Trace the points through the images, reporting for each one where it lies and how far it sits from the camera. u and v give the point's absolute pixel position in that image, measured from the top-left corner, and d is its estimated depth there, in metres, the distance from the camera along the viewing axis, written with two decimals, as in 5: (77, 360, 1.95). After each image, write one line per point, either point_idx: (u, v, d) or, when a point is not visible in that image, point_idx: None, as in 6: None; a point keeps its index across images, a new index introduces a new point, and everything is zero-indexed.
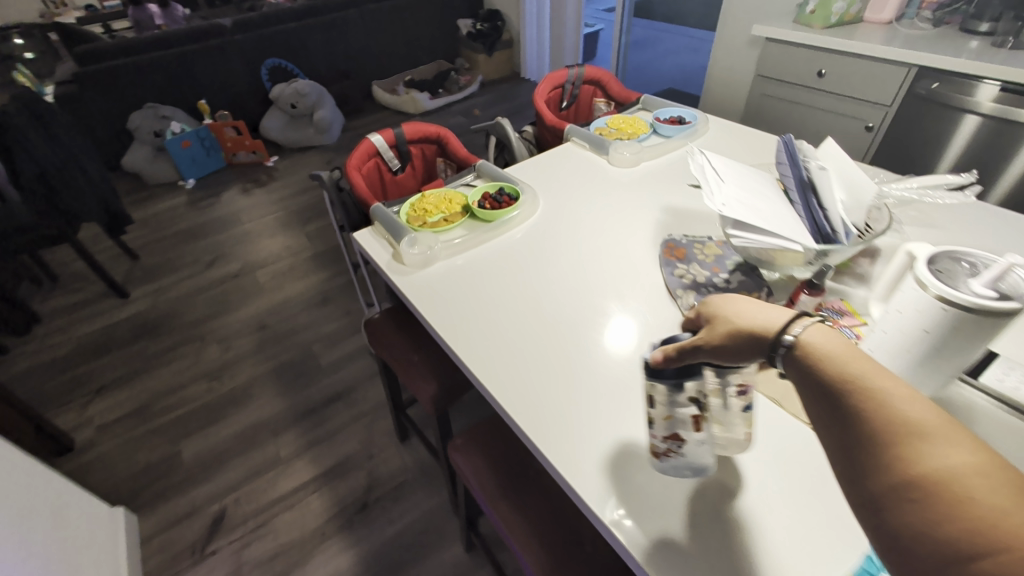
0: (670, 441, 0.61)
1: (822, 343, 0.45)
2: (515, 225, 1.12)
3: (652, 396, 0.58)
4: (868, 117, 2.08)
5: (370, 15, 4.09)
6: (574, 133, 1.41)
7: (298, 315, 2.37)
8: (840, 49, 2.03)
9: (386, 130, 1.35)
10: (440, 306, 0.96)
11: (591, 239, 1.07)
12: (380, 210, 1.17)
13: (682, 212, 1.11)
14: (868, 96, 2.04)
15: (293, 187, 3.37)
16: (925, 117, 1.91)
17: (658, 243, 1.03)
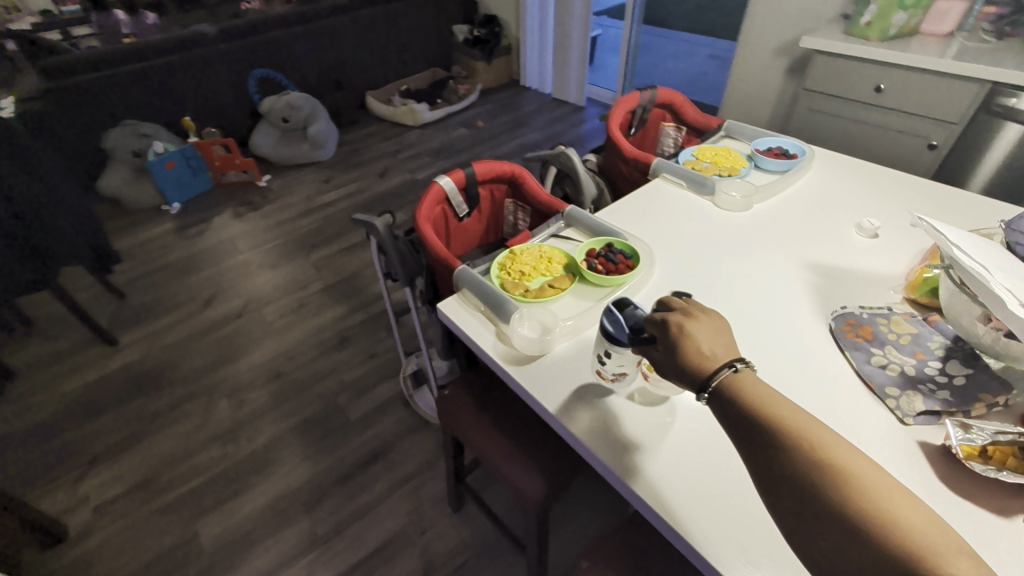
0: (616, 373, 0.76)
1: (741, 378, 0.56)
2: (637, 291, 0.92)
3: (609, 351, 0.74)
4: (933, 136, 1.95)
5: (362, 21, 3.82)
6: (666, 170, 1.25)
7: (315, 361, 2.13)
8: (903, 63, 1.89)
9: (455, 171, 1.16)
10: (556, 398, 0.78)
11: (737, 307, 0.88)
12: (467, 274, 0.96)
13: (835, 273, 0.94)
14: (933, 114, 1.91)
15: (292, 210, 3.11)
16: (1001, 138, 1.79)
17: (827, 315, 0.84)
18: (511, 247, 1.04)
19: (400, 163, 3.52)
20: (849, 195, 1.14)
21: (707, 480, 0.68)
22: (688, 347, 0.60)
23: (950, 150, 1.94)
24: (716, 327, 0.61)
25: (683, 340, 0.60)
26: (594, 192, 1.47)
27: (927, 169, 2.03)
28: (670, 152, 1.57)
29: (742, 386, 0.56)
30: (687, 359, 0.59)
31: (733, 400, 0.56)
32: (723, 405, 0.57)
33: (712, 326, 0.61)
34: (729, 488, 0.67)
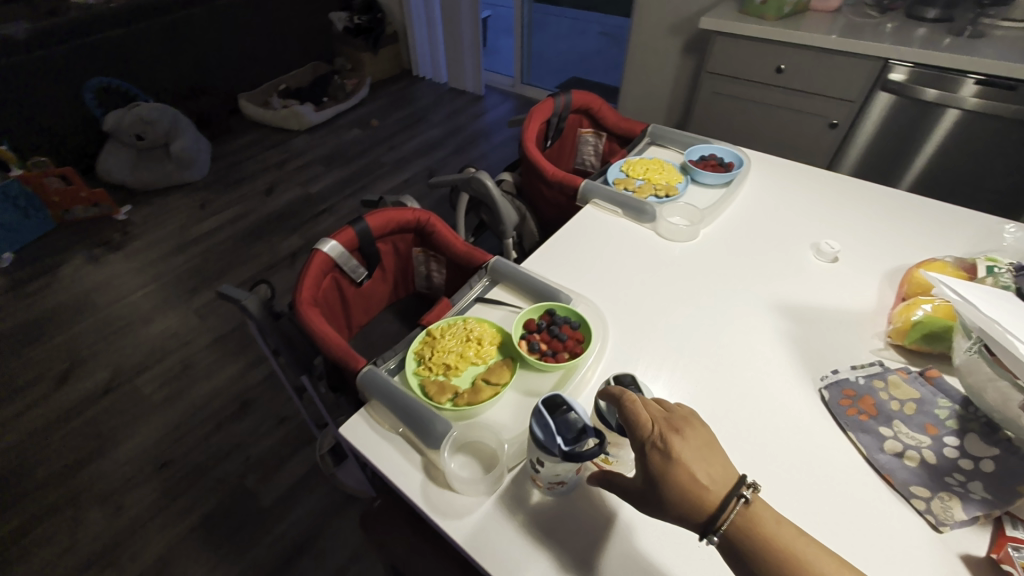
0: (552, 483, 0.57)
1: (763, 521, 0.46)
2: (593, 377, 0.74)
3: (540, 459, 0.53)
4: (833, 115, 1.80)
5: (222, 13, 3.22)
6: (598, 195, 1.08)
7: (210, 440, 1.73)
8: (800, 42, 1.71)
9: (343, 231, 0.90)
10: (491, 551, 0.57)
11: (716, 381, 0.72)
12: (374, 379, 0.73)
13: (804, 315, 0.82)
14: (832, 94, 1.76)
15: (161, 246, 2.61)
16: (891, 112, 1.68)
17: (817, 384, 0.71)
18: (429, 327, 0.82)
19: (288, 176, 3.09)
20: (797, 210, 1.02)
21: None
22: (679, 478, 0.48)
23: (852, 130, 1.80)
24: (705, 443, 0.50)
25: (673, 466, 0.48)
26: (515, 219, 1.27)
27: (829, 153, 1.90)
28: (592, 161, 1.41)
29: (758, 529, 0.45)
30: (686, 493, 0.47)
31: (753, 556, 0.45)
32: (734, 552, 0.46)
33: (701, 442, 0.50)
34: None
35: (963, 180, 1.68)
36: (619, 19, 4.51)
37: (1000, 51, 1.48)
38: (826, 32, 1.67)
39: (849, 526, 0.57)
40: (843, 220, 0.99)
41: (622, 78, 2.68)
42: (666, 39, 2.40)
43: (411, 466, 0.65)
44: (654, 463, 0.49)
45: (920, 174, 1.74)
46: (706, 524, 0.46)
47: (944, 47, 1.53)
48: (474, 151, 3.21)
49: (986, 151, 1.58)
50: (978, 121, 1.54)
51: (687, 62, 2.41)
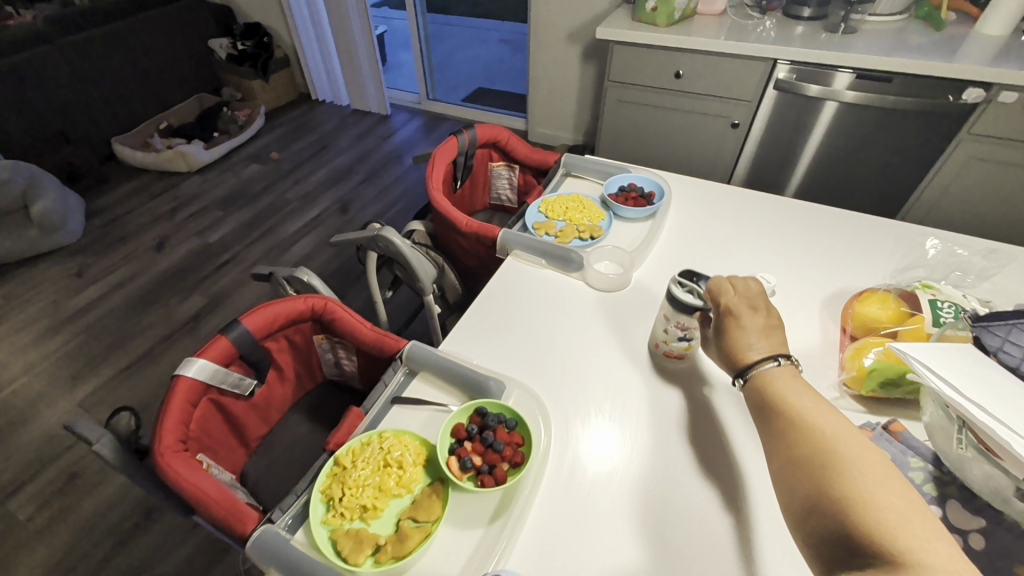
0: None
1: (779, 376, 0.55)
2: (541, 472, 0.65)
3: None
4: (734, 115, 1.76)
5: (74, 50, 2.81)
6: (518, 246, 0.96)
7: (109, 565, 1.46)
8: (693, 48, 1.66)
9: (218, 341, 0.73)
10: None
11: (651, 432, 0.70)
12: (269, 547, 0.58)
13: None
14: (730, 95, 1.72)
15: (30, 329, 2.21)
16: (779, 109, 1.68)
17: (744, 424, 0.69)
18: (336, 454, 0.67)
19: (181, 226, 2.75)
20: (720, 237, 0.97)
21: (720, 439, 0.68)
22: (736, 340, 0.60)
23: (751, 129, 1.78)
24: (772, 324, 0.60)
25: (735, 328, 0.60)
26: (433, 272, 1.13)
27: (733, 155, 1.87)
28: (508, 195, 1.30)
29: (767, 381, 0.55)
30: (730, 348, 0.60)
31: (757, 398, 0.55)
32: (751, 392, 0.56)
33: (767, 319, 0.61)
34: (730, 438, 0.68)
35: (852, 169, 1.71)
36: (517, 24, 4.44)
37: (870, 45, 1.52)
38: (716, 36, 1.63)
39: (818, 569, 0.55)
40: (767, 246, 0.94)
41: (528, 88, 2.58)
42: (566, 47, 2.33)
43: None
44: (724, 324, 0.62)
45: (811, 170, 1.78)
46: (740, 369, 0.58)
47: (821, 44, 1.54)
48: (384, 176, 3.01)
49: (872, 140, 1.62)
50: (856, 112, 1.58)
51: (589, 68, 2.36)
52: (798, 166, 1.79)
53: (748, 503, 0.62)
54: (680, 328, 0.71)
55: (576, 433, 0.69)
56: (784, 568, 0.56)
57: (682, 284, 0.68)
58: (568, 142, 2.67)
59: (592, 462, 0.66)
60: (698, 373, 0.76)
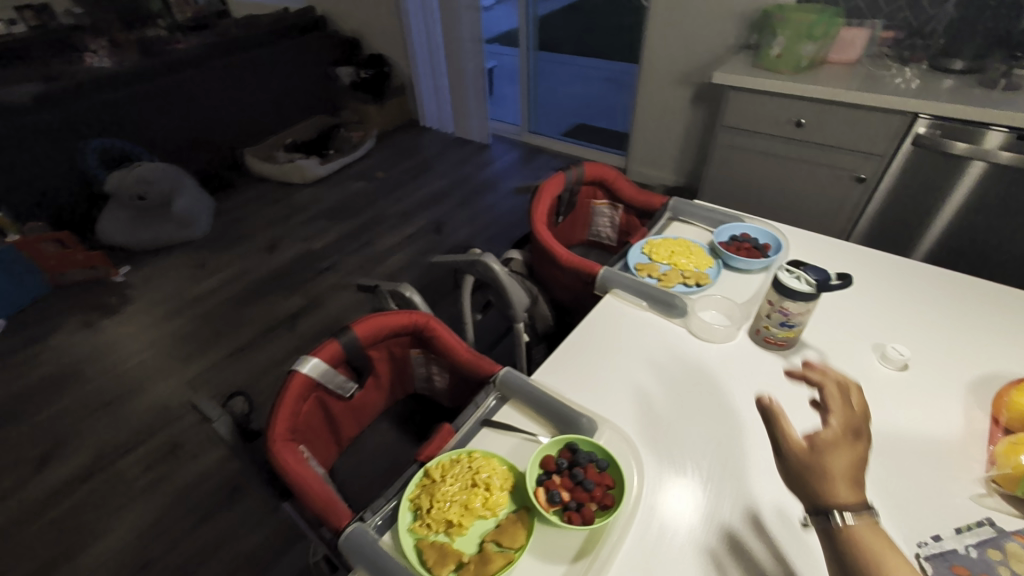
0: None
1: (864, 530, 0.49)
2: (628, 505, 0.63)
3: None
4: (860, 168, 1.65)
5: (227, 72, 3.20)
6: (618, 285, 0.95)
7: (192, 537, 1.56)
8: (815, 96, 1.59)
9: (328, 346, 0.77)
10: None
11: (724, 428, 0.73)
12: (360, 542, 0.62)
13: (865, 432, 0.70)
14: (857, 147, 1.61)
15: (157, 310, 2.48)
16: (912, 167, 1.55)
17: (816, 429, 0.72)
18: (426, 466, 0.69)
19: (292, 231, 3.00)
20: (845, 298, 0.89)
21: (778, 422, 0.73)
22: (824, 473, 0.54)
23: (880, 185, 1.64)
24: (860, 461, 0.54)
25: (825, 460, 0.55)
26: (526, 301, 1.13)
27: (855, 210, 1.73)
28: (608, 234, 1.28)
29: (854, 539, 0.49)
30: (813, 480, 0.54)
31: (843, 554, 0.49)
32: (836, 542, 0.50)
33: (864, 455, 0.54)
34: (793, 420, 0.73)
35: (999, 239, 1.53)
36: (623, 64, 4.49)
37: None
38: (846, 86, 1.55)
39: None
40: (899, 316, 0.85)
41: (630, 127, 2.59)
42: (676, 88, 2.31)
43: None
44: (813, 457, 0.55)
45: (944, 237, 1.61)
46: (825, 507, 0.51)
47: (972, 100, 1.41)
48: (480, 201, 3.11)
49: None
50: (1009, 176, 1.42)
51: (698, 111, 2.32)
52: (930, 229, 1.62)
53: None
54: (781, 312, 0.76)
55: (668, 467, 0.68)
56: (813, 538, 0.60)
57: (789, 270, 0.75)
58: (668, 182, 2.61)
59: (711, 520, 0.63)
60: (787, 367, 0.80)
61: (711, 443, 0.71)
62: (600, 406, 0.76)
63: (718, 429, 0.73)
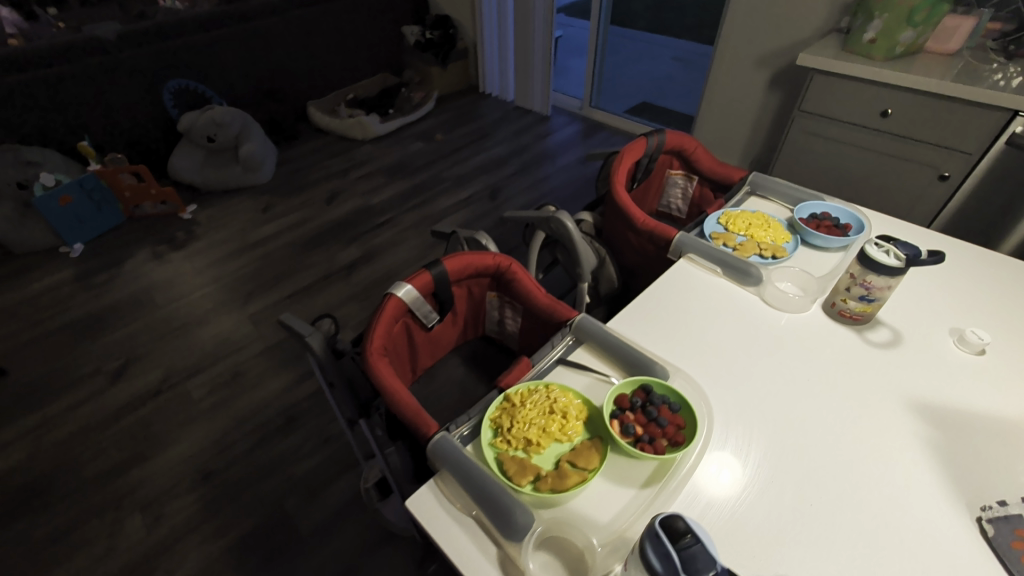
0: None
1: None
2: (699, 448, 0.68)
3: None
4: (945, 166, 1.59)
5: (300, 22, 3.23)
6: (693, 250, 0.97)
7: (253, 455, 1.54)
8: (914, 87, 1.53)
9: (420, 276, 0.83)
10: None
11: (795, 389, 0.77)
12: (448, 448, 0.67)
13: (937, 408, 0.73)
14: (946, 143, 1.55)
15: (221, 248, 2.46)
16: (1002, 167, 1.49)
17: (887, 399, 0.74)
18: (507, 392, 0.74)
19: (352, 184, 3.05)
20: (926, 284, 0.91)
21: (847, 388, 0.76)
22: None
23: (964, 185, 1.58)
24: None
25: None
26: (594, 263, 1.17)
27: (934, 208, 1.67)
28: (678, 206, 1.29)
29: None
30: None
31: None
32: None
33: None
34: (863, 388, 0.76)
35: None
36: (688, 44, 4.38)
37: None
38: (940, 77, 1.49)
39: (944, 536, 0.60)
40: (976, 308, 0.86)
41: (697, 108, 2.54)
42: (753, 70, 2.25)
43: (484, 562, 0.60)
44: None
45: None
46: None
47: None
48: (535, 172, 3.12)
49: None
50: None
51: (772, 97, 2.26)
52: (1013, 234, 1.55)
53: (862, 440, 0.70)
54: (863, 286, 0.78)
55: (739, 417, 0.73)
56: (879, 493, 0.65)
57: (879, 245, 0.77)
58: None
59: (793, 479, 0.66)
60: (863, 340, 0.83)
61: (781, 400, 0.75)
62: (675, 358, 0.80)
63: (788, 389, 0.77)
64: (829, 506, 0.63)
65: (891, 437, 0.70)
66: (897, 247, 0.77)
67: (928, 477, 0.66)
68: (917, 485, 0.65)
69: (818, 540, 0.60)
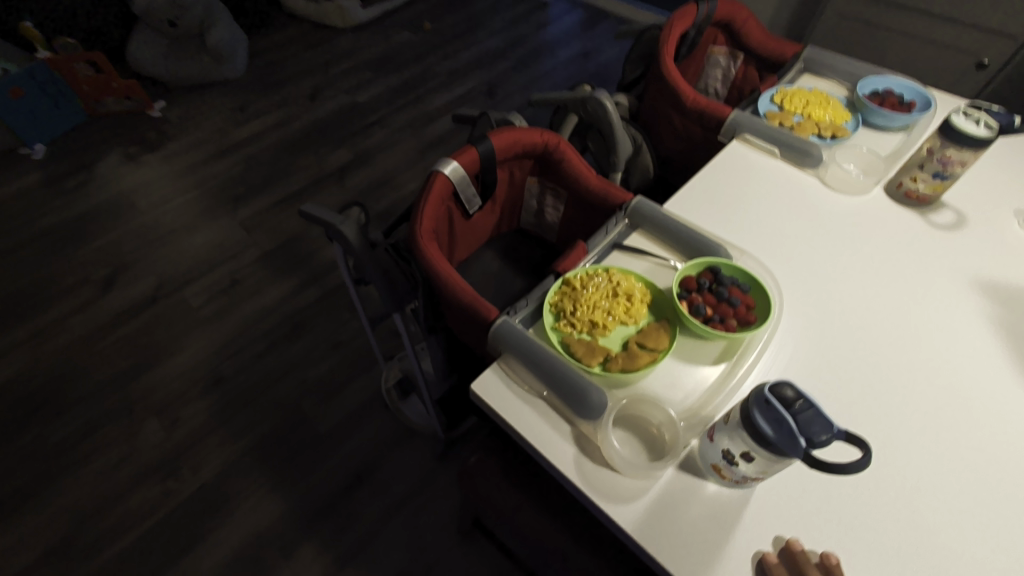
0: (749, 478, 0.51)
1: None
2: (768, 329, 0.66)
3: (751, 452, 0.48)
4: (985, 52, 1.49)
5: None
6: (748, 130, 0.90)
7: (264, 360, 1.47)
8: None
9: (467, 153, 0.77)
10: (661, 544, 0.52)
11: (858, 269, 0.75)
12: (511, 331, 0.64)
13: (1002, 289, 0.72)
14: (994, 24, 1.45)
15: (200, 150, 2.15)
16: None
17: (951, 280, 0.73)
18: (566, 276, 0.70)
19: (333, 81, 2.55)
20: (987, 165, 0.87)
21: (911, 269, 0.75)
22: None
23: (1005, 73, 1.50)
24: None
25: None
26: (630, 149, 1.07)
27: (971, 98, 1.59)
28: (717, 89, 1.19)
29: None
30: None
31: None
32: None
33: None
34: (927, 268, 0.75)
35: None
36: None
37: None
38: None
39: (1005, 406, 0.62)
40: None
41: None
42: None
43: (558, 441, 0.58)
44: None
45: None
46: None
47: None
48: (540, 62, 2.77)
49: None
50: None
51: None
52: None
53: (927, 319, 0.69)
54: (941, 162, 0.76)
55: (804, 298, 0.71)
56: (946, 367, 0.65)
57: (966, 114, 0.72)
58: None
59: (863, 355, 0.66)
60: (925, 221, 0.80)
61: (846, 282, 0.73)
62: (735, 240, 0.77)
63: (852, 270, 0.74)
64: (900, 379, 0.64)
65: (958, 312, 0.70)
66: (988, 115, 0.73)
67: (992, 353, 0.66)
68: (984, 358, 0.66)
69: (893, 409, 0.61)
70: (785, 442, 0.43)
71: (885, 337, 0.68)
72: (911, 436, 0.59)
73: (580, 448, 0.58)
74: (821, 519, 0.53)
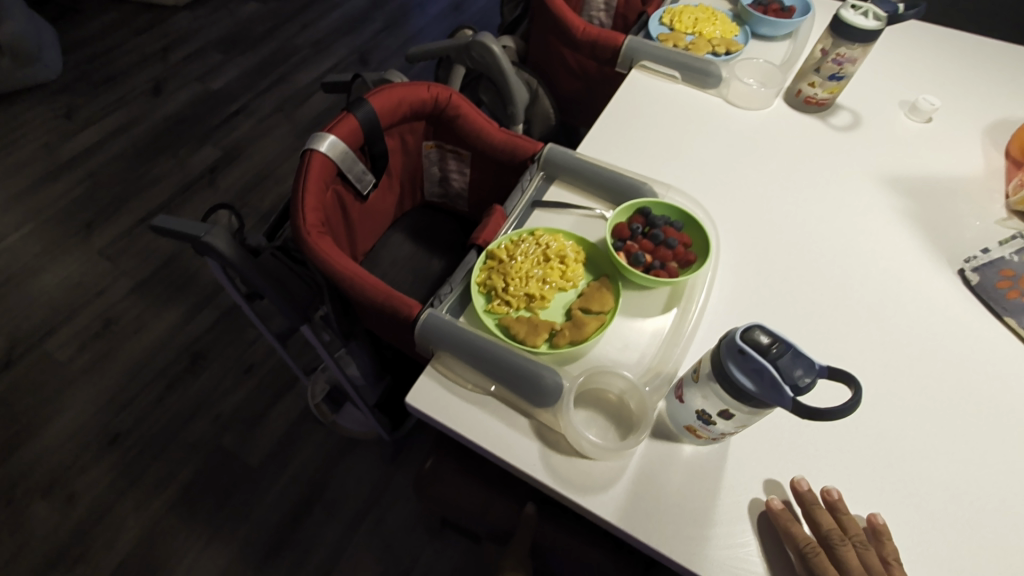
0: (726, 433, 0.48)
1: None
2: (709, 266, 0.62)
3: (729, 409, 0.44)
4: None
5: None
6: (645, 56, 0.85)
7: (166, 404, 1.27)
8: None
9: (345, 121, 0.65)
10: (651, 526, 0.47)
11: (777, 184, 0.73)
12: (440, 325, 0.55)
13: (907, 180, 0.73)
14: None
15: (24, 174, 1.76)
16: None
17: (862, 180, 0.73)
18: (489, 249, 0.62)
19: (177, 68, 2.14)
20: (870, 61, 0.88)
21: (824, 175, 0.74)
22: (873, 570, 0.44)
23: None
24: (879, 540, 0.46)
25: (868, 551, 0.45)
26: (525, 97, 0.98)
27: None
28: (602, 19, 1.11)
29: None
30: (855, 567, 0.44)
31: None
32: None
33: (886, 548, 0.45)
34: (839, 172, 0.74)
35: None
36: None
37: None
38: None
39: (934, 295, 0.63)
40: (916, 76, 0.86)
41: None
42: None
43: (518, 440, 0.51)
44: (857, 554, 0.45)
45: None
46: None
47: None
48: (416, 11, 2.48)
49: None
50: None
51: None
52: None
53: (848, 222, 0.69)
54: (836, 62, 0.74)
55: (733, 225, 0.68)
56: (875, 268, 0.65)
57: (853, 7, 0.70)
58: None
59: (799, 272, 0.64)
60: (827, 126, 0.80)
61: (768, 199, 0.71)
62: (655, 175, 0.72)
63: (772, 186, 0.72)
64: (837, 289, 0.63)
65: (874, 211, 0.70)
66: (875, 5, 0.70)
67: (912, 245, 0.67)
68: (905, 252, 0.67)
69: (837, 321, 0.60)
70: (768, 393, 0.39)
71: (816, 248, 0.66)
72: (859, 346, 0.58)
73: (544, 442, 0.51)
74: (801, 452, 0.51)
